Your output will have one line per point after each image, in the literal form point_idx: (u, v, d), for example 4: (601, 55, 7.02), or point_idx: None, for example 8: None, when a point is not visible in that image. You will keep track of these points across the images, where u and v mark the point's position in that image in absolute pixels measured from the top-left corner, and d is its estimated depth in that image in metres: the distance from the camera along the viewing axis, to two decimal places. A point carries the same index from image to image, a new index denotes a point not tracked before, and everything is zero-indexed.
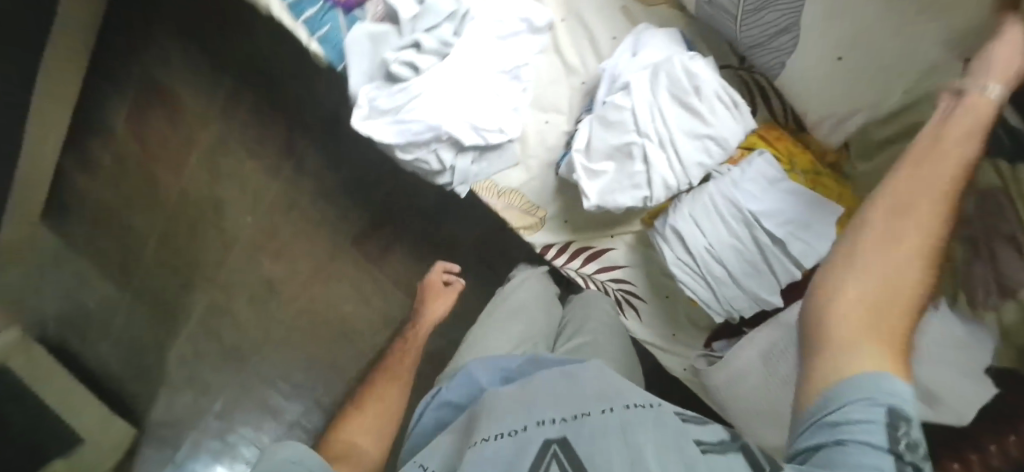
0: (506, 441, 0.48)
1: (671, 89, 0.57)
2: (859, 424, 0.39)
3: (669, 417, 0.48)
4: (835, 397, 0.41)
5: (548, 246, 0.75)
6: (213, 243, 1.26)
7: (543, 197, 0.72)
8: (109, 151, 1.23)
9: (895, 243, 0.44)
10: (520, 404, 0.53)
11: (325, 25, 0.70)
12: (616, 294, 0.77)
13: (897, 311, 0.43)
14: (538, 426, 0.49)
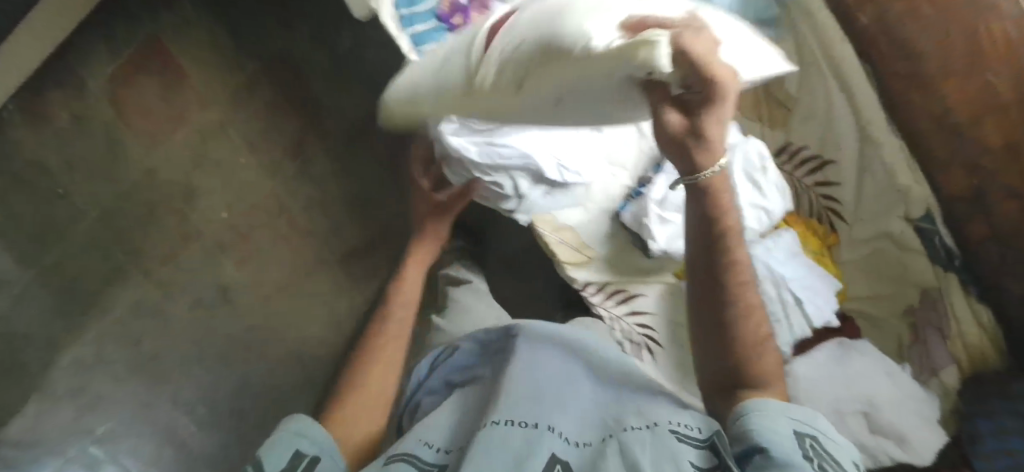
0: (517, 430, 0.50)
1: (745, 167, 0.69)
2: (764, 433, 0.48)
3: (666, 437, 0.49)
4: (752, 410, 0.51)
5: (589, 283, 0.80)
6: (166, 234, 1.13)
7: (594, 238, 0.81)
8: (67, 108, 1.09)
9: (724, 310, 0.57)
10: (525, 404, 0.55)
11: (432, 42, 0.74)
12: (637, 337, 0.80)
13: (746, 346, 0.57)
14: (540, 430, 0.51)
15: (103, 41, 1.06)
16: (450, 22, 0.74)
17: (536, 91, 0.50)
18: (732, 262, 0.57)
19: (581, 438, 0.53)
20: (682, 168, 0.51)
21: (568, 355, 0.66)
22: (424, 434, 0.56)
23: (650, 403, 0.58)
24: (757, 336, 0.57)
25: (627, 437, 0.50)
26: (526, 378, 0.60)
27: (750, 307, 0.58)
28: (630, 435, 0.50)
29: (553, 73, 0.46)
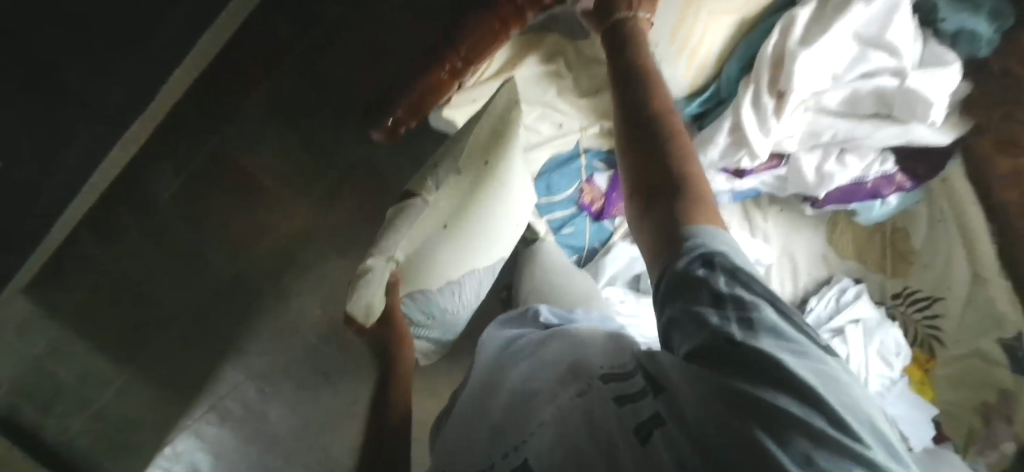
0: None
1: (883, 353, 0.83)
2: (702, 266, 0.44)
3: (605, 411, 0.44)
4: (697, 243, 0.46)
5: None
6: (263, 334, 1.12)
7: None
8: (144, 223, 1.07)
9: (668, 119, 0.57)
10: (510, 413, 0.51)
11: (574, 227, 0.80)
12: None
13: (699, 192, 0.51)
14: (510, 455, 0.47)
15: (174, 159, 1.04)
16: (592, 209, 0.81)
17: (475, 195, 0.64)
18: (692, 167, 0.53)
19: (527, 433, 0.48)
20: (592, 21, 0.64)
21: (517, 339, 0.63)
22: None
23: (580, 366, 0.52)
24: (691, 203, 0.50)
25: (549, 444, 0.44)
26: (511, 378, 0.56)
27: (687, 172, 0.52)
28: (547, 440, 0.45)
29: (477, 144, 0.63)
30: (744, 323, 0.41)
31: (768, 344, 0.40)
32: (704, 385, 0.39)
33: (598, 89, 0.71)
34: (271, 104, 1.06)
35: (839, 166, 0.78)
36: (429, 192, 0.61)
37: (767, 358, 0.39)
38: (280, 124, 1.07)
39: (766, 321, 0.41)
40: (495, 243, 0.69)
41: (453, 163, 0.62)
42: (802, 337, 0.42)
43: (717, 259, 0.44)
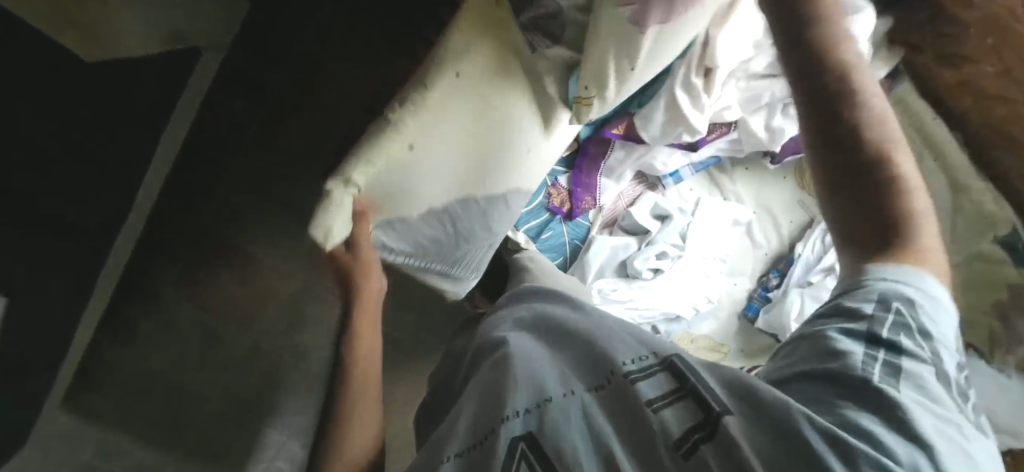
0: (479, 448, 0.51)
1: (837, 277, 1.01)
2: (877, 310, 0.52)
3: (610, 400, 0.52)
4: (882, 280, 0.54)
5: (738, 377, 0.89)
6: (294, 388, 1.20)
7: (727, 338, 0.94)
8: (154, 314, 1.08)
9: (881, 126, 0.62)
10: (520, 379, 0.55)
11: (552, 232, 0.88)
12: None
13: (895, 221, 0.59)
14: (526, 415, 0.51)
15: (160, 249, 1.06)
16: (564, 211, 0.90)
17: (442, 127, 0.57)
18: (898, 177, 0.60)
19: (549, 394, 0.52)
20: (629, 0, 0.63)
21: (521, 318, 0.67)
22: (455, 433, 0.53)
23: (600, 354, 0.57)
24: (907, 215, 0.59)
25: (559, 409, 0.51)
26: (531, 351, 0.59)
27: (896, 188, 0.60)
28: (560, 405, 0.51)
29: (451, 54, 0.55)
30: (888, 356, 0.50)
31: (912, 403, 0.46)
32: (853, 428, 0.44)
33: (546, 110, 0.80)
34: (237, 178, 1.07)
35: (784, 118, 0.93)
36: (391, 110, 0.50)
37: (885, 421, 0.44)
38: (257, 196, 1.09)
39: (914, 376, 0.48)
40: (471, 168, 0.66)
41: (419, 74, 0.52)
42: (932, 379, 0.49)
43: (896, 295, 0.53)
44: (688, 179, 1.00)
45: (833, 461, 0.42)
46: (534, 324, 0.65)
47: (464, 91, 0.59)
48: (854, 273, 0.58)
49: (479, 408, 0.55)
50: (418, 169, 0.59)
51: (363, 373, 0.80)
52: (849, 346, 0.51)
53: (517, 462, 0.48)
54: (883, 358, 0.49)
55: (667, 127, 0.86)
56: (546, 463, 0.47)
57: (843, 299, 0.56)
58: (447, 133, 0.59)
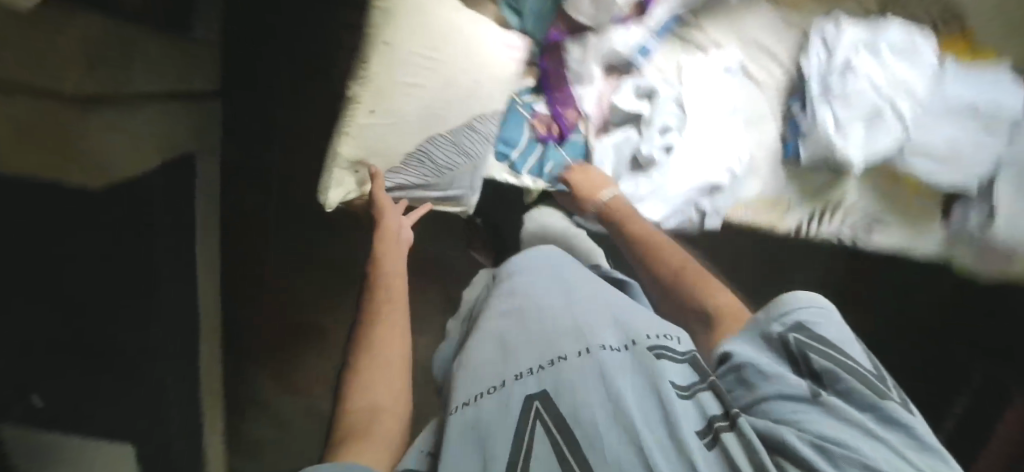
0: (485, 400, 0.46)
1: (901, 55, 0.75)
2: (777, 340, 0.46)
3: (642, 359, 0.46)
4: (784, 311, 0.47)
5: (799, 225, 0.84)
6: None
7: (779, 188, 0.83)
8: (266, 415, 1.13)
9: (663, 246, 0.66)
10: (527, 343, 0.51)
11: (551, 163, 0.75)
12: (849, 230, 0.86)
13: (707, 279, 0.60)
14: (526, 379, 0.46)
15: (245, 353, 1.12)
16: (554, 137, 0.75)
17: (430, 78, 0.56)
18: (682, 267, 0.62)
19: (562, 352, 0.48)
20: None
21: (512, 277, 0.63)
22: (473, 378, 0.49)
23: (611, 316, 0.53)
24: (701, 291, 0.57)
25: (573, 369, 0.45)
26: (537, 307, 0.55)
27: (706, 299, 0.56)
28: (574, 366, 0.46)
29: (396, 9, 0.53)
30: (817, 381, 0.42)
31: (853, 410, 0.39)
32: (771, 438, 0.40)
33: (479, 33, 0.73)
34: None
35: None
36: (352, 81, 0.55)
37: (830, 387, 0.41)
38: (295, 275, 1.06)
39: (842, 403, 0.40)
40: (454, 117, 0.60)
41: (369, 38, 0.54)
42: (896, 405, 0.40)
43: (792, 333, 0.45)
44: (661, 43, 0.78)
45: (802, 446, 0.38)
46: (537, 277, 0.61)
47: (443, 29, 0.56)
48: (707, 341, 0.53)
49: (482, 370, 0.50)
50: (405, 122, 0.57)
51: (384, 330, 0.64)
52: (788, 384, 0.43)
53: (532, 424, 0.43)
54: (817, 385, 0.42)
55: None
56: (563, 421, 0.42)
57: (745, 349, 0.47)
58: (433, 75, 0.56)
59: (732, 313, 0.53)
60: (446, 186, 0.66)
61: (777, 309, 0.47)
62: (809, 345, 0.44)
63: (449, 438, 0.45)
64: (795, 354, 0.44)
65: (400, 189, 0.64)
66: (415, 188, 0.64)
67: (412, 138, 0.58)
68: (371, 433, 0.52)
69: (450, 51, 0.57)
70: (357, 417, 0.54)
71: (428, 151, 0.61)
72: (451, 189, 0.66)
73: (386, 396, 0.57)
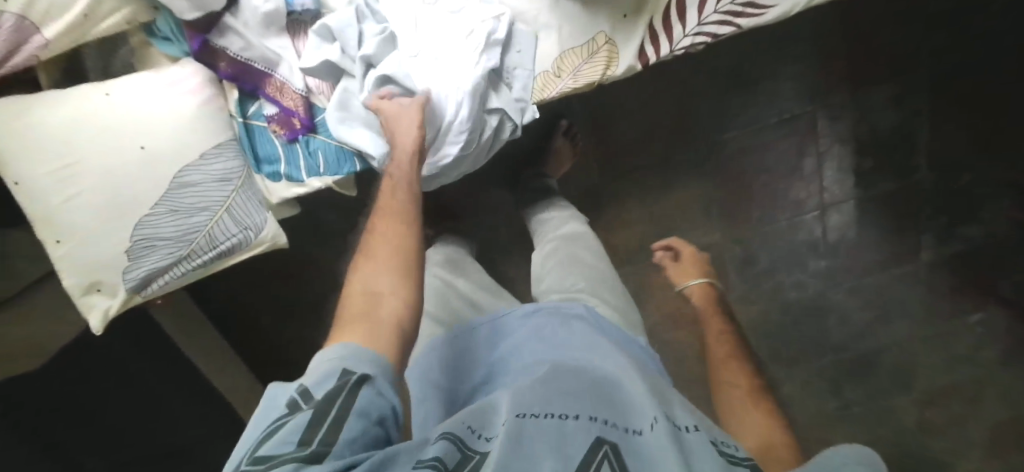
0: (555, 421, 0.38)
1: None
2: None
3: (696, 440, 0.38)
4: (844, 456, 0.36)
5: (638, 51, 0.63)
6: None
7: (582, 28, 0.63)
8: None
9: (733, 359, 0.54)
10: (597, 387, 0.43)
11: (319, 153, 0.66)
12: (714, 14, 0.60)
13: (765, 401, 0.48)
14: (592, 424, 0.38)
15: None
16: (300, 128, 0.65)
17: (87, 182, 0.56)
18: (740, 383, 0.50)
19: (636, 423, 0.39)
20: None
21: (576, 322, 0.55)
22: (541, 395, 0.41)
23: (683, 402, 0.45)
24: (745, 410, 0.47)
25: (647, 443, 0.37)
26: (601, 360, 0.47)
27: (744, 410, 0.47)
28: (650, 439, 0.37)
29: (9, 146, 0.54)
30: None
31: None
32: None
33: (141, 61, 0.61)
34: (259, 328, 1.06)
35: None
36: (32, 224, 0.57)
37: None
38: (281, 327, 1.06)
39: None
40: (144, 198, 0.58)
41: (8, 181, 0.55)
42: None
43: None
44: None
45: None
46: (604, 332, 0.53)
47: (66, 130, 0.55)
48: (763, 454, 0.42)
49: (554, 393, 0.41)
50: (90, 230, 0.57)
51: (379, 228, 0.48)
52: None
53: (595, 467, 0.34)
54: None
55: None
56: None
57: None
58: (82, 176, 0.56)
59: (780, 445, 0.42)
60: (210, 242, 0.62)
61: (831, 463, 0.36)
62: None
63: (500, 439, 0.36)
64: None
65: (165, 274, 0.62)
66: (178, 265, 0.62)
67: (111, 240, 0.58)
68: (375, 313, 0.42)
69: (96, 145, 0.56)
70: (356, 301, 0.43)
71: (154, 230, 0.59)
72: (218, 243, 0.62)
73: (397, 281, 0.44)
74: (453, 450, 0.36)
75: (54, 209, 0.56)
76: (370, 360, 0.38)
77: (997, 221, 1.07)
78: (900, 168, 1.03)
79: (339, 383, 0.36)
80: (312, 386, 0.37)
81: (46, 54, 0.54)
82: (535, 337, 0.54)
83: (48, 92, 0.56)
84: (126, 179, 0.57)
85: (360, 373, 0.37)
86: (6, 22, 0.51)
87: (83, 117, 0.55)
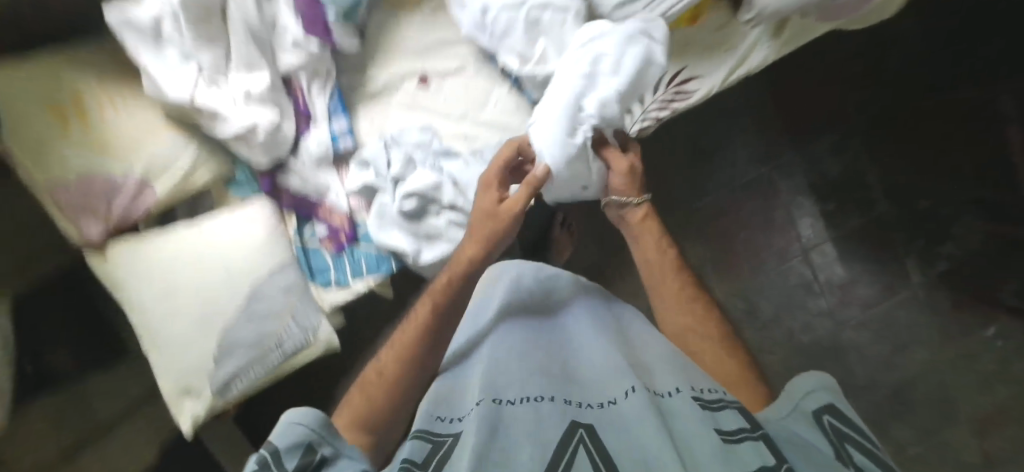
0: (530, 405, 0.44)
1: None
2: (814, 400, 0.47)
3: (684, 405, 0.42)
4: (810, 386, 0.48)
5: None
6: None
7: None
8: None
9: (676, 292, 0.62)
10: (572, 376, 0.49)
11: (363, 258, 0.80)
12: (655, 102, 0.81)
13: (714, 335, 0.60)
14: (564, 405, 0.44)
15: None
16: (346, 240, 0.80)
17: (189, 299, 0.70)
18: (690, 326, 0.60)
19: (611, 396, 0.45)
20: (62, 202, 0.64)
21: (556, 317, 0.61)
22: (518, 385, 0.47)
23: (674, 363, 0.49)
24: (705, 349, 0.58)
25: (621, 410, 0.42)
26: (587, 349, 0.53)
27: (705, 350, 0.58)
28: (623, 406, 0.42)
29: (132, 278, 0.68)
30: (853, 449, 0.43)
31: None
32: None
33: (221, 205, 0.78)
34: None
35: None
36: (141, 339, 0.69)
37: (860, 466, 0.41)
38: None
39: None
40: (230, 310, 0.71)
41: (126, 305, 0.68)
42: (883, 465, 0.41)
43: (825, 405, 0.47)
44: (354, 110, 0.80)
45: None
46: (591, 316, 0.59)
47: (174, 261, 0.70)
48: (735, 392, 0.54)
49: (528, 381, 0.48)
50: (189, 338, 0.70)
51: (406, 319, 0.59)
52: (808, 436, 0.45)
53: (574, 443, 0.39)
54: (843, 447, 0.43)
55: (248, 133, 0.70)
56: (608, 452, 0.38)
57: (786, 419, 0.47)
58: (181, 290, 0.70)
59: (741, 381, 0.55)
60: (278, 344, 0.74)
61: (800, 389, 0.48)
62: (842, 431, 0.45)
63: (478, 421, 0.42)
64: (832, 434, 0.45)
65: (242, 376, 0.73)
66: (254, 366, 0.73)
67: (205, 342, 0.70)
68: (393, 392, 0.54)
69: (196, 270, 0.71)
70: (371, 382, 0.55)
71: (233, 337, 0.72)
72: (285, 344, 0.74)
73: (400, 370, 0.55)
74: (422, 441, 0.43)
75: (164, 324, 0.69)
76: (331, 439, 0.44)
77: (970, 236, 1.16)
78: (863, 204, 1.16)
79: (300, 460, 0.42)
80: (281, 449, 0.42)
81: (154, 206, 0.71)
82: (523, 322, 0.59)
83: (153, 230, 0.72)
84: (218, 289, 0.71)
85: (321, 451, 0.43)
86: (130, 183, 0.68)
87: (187, 250, 0.71)
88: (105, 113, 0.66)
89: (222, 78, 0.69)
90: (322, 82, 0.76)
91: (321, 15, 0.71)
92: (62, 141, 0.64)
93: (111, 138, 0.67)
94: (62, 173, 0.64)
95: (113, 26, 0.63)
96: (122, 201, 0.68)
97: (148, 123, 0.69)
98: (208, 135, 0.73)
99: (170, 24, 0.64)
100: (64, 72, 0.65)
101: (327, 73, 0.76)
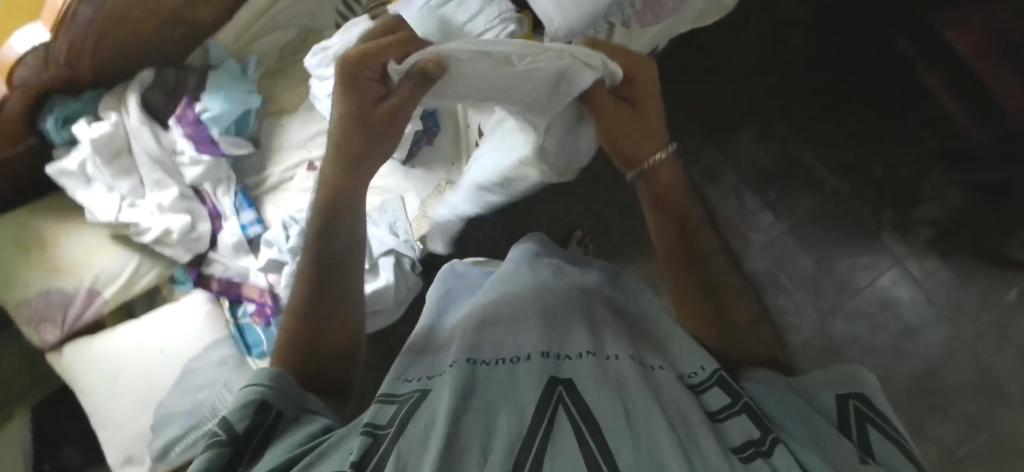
0: (506, 367, 0.47)
1: (347, 52, 0.83)
2: (844, 386, 0.42)
3: (659, 376, 0.44)
4: (841, 378, 0.43)
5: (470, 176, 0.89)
6: None
7: (430, 180, 0.92)
8: None
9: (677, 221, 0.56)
10: (548, 332, 0.53)
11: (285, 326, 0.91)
12: None
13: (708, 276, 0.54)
14: (542, 361, 0.47)
15: None
16: (270, 311, 0.92)
17: (128, 378, 0.85)
18: (687, 247, 0.55)
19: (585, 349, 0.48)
20: (29, 314, 0.84)
21: (519, 279, 0.65)
22: (494, 350, 0.51)
23: (631, 332, 0.54)
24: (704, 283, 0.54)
25: (608, 368, 0.45)
26: (551, 309, 0.57)
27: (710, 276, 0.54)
28: (609, 365, 0.46)
29: (85, 364, 0.86)
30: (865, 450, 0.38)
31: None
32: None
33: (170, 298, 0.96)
34: None
35: (202, 106, 0.86)
36: (90, 412, 0.85)
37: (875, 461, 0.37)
38: None
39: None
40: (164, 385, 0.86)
41: (78, 388, 0.85)
42: (900, 454, 0.37)
43: (852, 394, 0.41)
44: (261, 203, 0.94)
45: None
46: (550, 278, 0.64)
47: (117, 349, 0.87)
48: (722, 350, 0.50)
49: (505, 345, 0.52)
50: (129, 413, 0.84)
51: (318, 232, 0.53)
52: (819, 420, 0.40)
53: (556, 405, 0.41)
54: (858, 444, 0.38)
55: (164, 237, 0.86)
56: (587, 411, 0.40)
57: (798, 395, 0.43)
58: (122, 374, 0.85)
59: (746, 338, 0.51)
60: (212, 412, 0.87)
61: (835, 376, 0.43)
62: (865, 416, 0.40)
63: (453, 376, 0.45)
64: (849, 420, 0.40)
65: (180, 442, 0.85)
66: (190, 433, 0.85)
67: (143, 417, 0.84)
68: (332, 309, 0.52)
69: (137, 355, 0.87)
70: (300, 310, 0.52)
71: (169, 409, 0.85)
72: (219, 411, 0.87)
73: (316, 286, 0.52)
74: (385, 404, 0.46)
75: (109, 400, 0.85)
76: (287, 389, 0.46)
77: (946, 192, 1.07)
78: (809, 186, 1.11)
79: (251, 419, 0.43)
80: (232, 416, 0.43)
81: (105, 307, 0.89)
82: (496, 291, 0.64)
83: (108, 333, 0.88)
84: (157, 365, 0.87)
85: (276, 409, 0.44)
86: (81, 293, 0.86)
87: (129, 340, 0.88)
88: (61, 243, 0.87)
89: (140, 198, 0.87)
90: (225, 186, 0.91)
91: (206, 134, 0.87)
92: (25, 267, 0.84)
93: (64, 261, 0.86)
94: (23, 293, 0.83)
95: (56, 179, 0.83)
96: (78, 307, 0.86)
97: (97, 245, 0.88)
98: (143, 246, 0.91)
99: (93, 169, 0.83)
100: (34, 216, 0.87)
101: (228, 178, 0.91)
